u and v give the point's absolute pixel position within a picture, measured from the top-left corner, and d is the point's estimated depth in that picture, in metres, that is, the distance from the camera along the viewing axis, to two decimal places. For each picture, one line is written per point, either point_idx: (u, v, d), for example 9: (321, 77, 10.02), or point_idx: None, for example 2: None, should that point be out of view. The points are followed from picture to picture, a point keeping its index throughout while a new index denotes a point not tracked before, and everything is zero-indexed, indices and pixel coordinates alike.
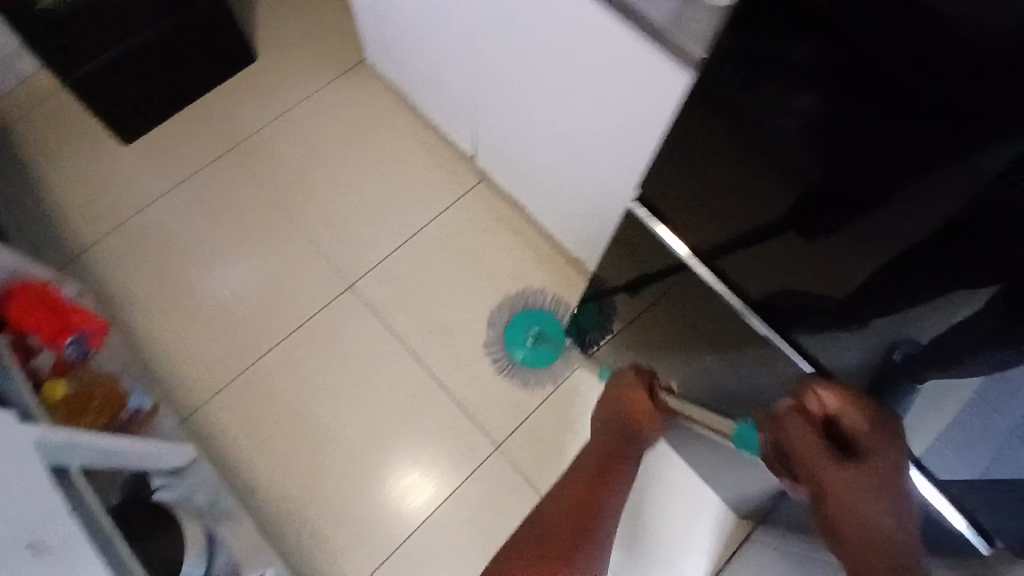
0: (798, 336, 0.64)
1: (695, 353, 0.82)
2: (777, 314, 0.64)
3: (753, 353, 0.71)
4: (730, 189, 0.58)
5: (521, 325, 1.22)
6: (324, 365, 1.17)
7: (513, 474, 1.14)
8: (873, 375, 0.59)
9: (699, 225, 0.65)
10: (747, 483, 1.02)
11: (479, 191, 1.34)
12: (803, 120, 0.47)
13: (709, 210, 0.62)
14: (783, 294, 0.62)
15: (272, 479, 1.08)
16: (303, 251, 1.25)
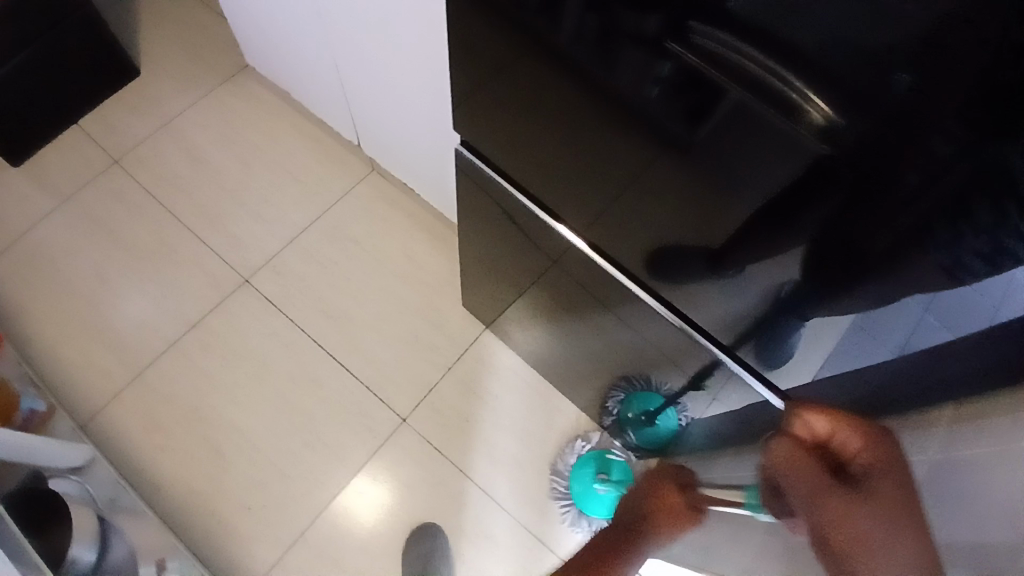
0: (686, 290, 0.66)
1: (570, 298, 0.93)
2: (663, 269, 0.67)
3: (631, 309, 0.79)
4: (604, 158, 0.60)
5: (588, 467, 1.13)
6: (226, 361, 1.19)
7: (422, 445, 1.18)
8: (744, 328, 0.63)
9: (583, 194, 0.68)
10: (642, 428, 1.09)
11: (371, 179, 1.37)
12: (663, 88, 0.47)
13: (591, 179, 0.65)
14: (664, 252, 0.64)
15: (179, 475, 1.10)
16: (199, 252, 1.27)
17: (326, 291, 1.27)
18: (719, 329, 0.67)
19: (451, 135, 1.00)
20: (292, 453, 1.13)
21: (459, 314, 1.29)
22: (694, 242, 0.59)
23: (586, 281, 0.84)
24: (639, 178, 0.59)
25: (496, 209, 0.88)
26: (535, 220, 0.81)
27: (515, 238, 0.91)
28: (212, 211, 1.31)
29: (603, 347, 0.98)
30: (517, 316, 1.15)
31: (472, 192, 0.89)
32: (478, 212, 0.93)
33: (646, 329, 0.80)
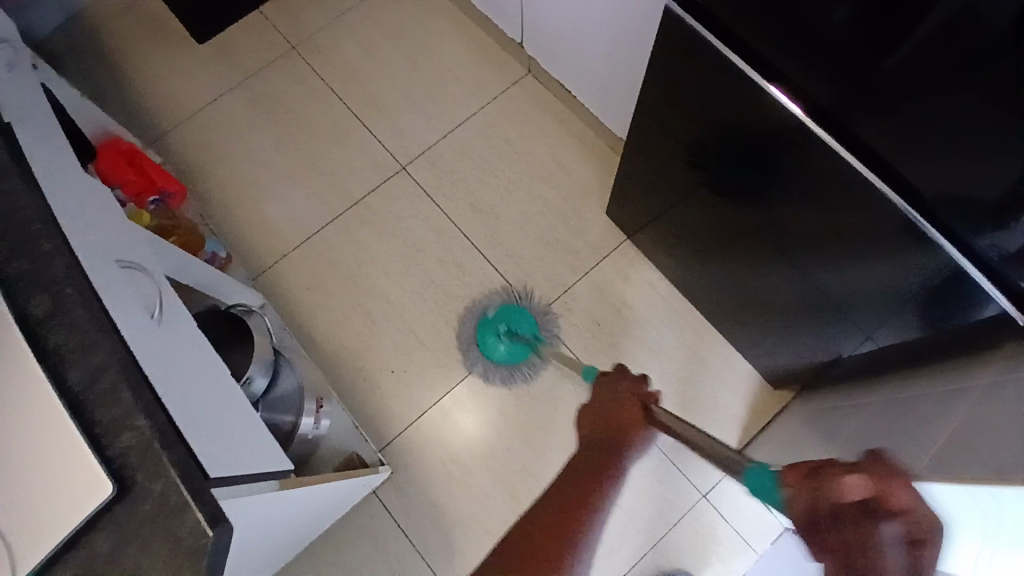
0: (948, 205, 0.64)
1: (761, 208, 0.88)
2: (911, 182, 0.66)
3: (885, 247, 0.72)
4: (819, 65, 0.65)
5: (501, 317, 1.18)
6: (378, 239, 1.28)
7: (551, 339, 1.22)
8: (1015, 240, 0.60)
9: (816, 98, 0.68)
10: (795, 354, 1.07)
11: (525, 82, 1.37)
12: (858, 2, 0.58)
13: (815, 86, 0.67)
14: (919, 159, 0.63)
15: (332, 332, 1.21)
16: (362, 137, 1.35)
17: (475, 186, 1.31)
18: (995, 240, 0.62)
19: (629, 18, 0.97)
20: (433, 330, 1.22)
21: (600, 221, 1.28)
22: (957, 145, 0.58)
23: (803, 195, 0.78)
24: (857, 83, 0.62)
25: (694, 101, 0.83)
26: (759, 116, 0.75)
27: (710, 133, 0.86)
28: (376, 100, 1.38)
29: (797, 280, 0.92)
30: (670, 237, 1.15)
31: (664, 83, 0.86)
32: (659, 101, 0.90)
33: (892, 267, 0.74)
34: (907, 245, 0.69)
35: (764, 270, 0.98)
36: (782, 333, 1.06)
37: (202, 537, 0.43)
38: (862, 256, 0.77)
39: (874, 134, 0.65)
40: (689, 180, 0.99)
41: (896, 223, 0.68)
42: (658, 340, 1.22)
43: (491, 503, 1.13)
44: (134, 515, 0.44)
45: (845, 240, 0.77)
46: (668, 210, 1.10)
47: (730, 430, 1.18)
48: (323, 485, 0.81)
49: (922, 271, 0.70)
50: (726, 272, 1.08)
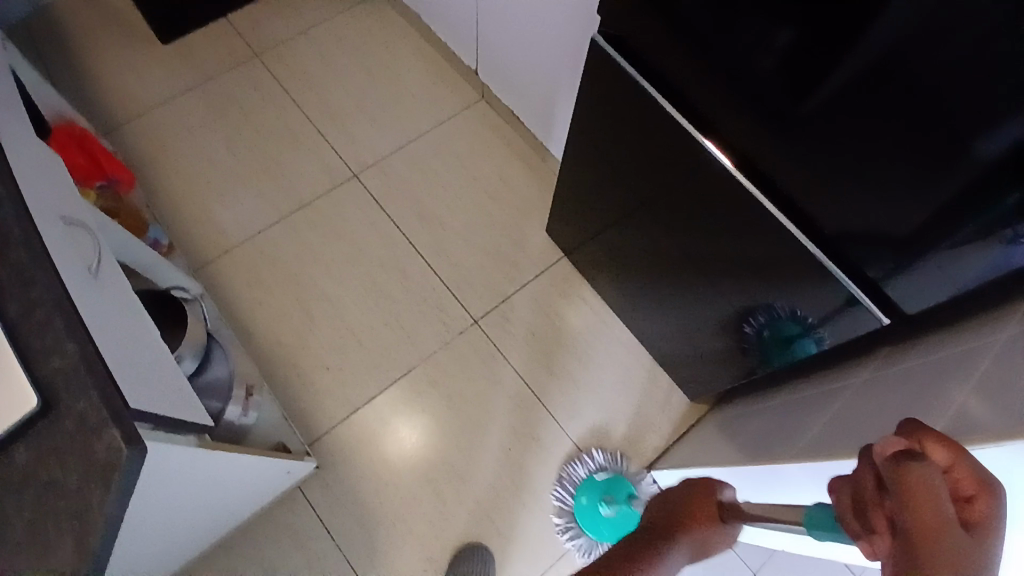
0: (846, 244, 0.73)
1: (681, 233, 0.98)
2: (812, 219, 0.74)
3: (788, 279, 0.82)
4: (740, 115, 0.74)
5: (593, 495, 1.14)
6: (325, 241, 1.32)
7: (487, 346, 1.27)
8: (897, 275, 0.70)
9: (733, 137, 0.78)
10: (709, 369, 1.15)
11: (478, 106, 1.46)
12: (780, 53, 0.64)
13: (736, 130, 0.76)
14: (820, 204, 0.72)
15: (271, 326, 1.23)
16: (318, 145, 1.40)
17: (424, 197, 1.37)
18: (881, 275, 0.71)
19: (571, 52, 1.07)
20: (373, 330, 1.25)
21: (540, 239, 1.36)
22: (853, 194, 0.67)
23: (724, 229, 0.87)
24: (774, 135, 0.71)
25: (623, 131, 0.93)
26: (678, 147, 0.85)
27: (644, 165, 0.95)
28: (334, 111, 1.44)
29: (709, 298, 1.02)
30: (602, 256, 1.24)
31: (597, 115, 0.96)
32: (594, 126, 0.99)
33: (793, 296, 0.84)
34: (809, 279, 0.79)
35: (683, 287, 1.07)
36: (698, 348, 1.14)
37: (116, 453, 0.45)
38: (768, 285, 0.87)
39: (776, 166, 0.74)
40: (622, 208, 1.08)
41: (802, 260, 0.78)
42: (588, 352, 1.29)
43: (418, 502, 1.15)
44: (56, 431, 0.46)
45: (758, 275, 0.87)
46: (600, 230, 1.19)
47: (649, 440, 1.24)
48: (242, 461, 0.83)
49: (825, 303, 0.80)
50: (651, 289, 1.16)
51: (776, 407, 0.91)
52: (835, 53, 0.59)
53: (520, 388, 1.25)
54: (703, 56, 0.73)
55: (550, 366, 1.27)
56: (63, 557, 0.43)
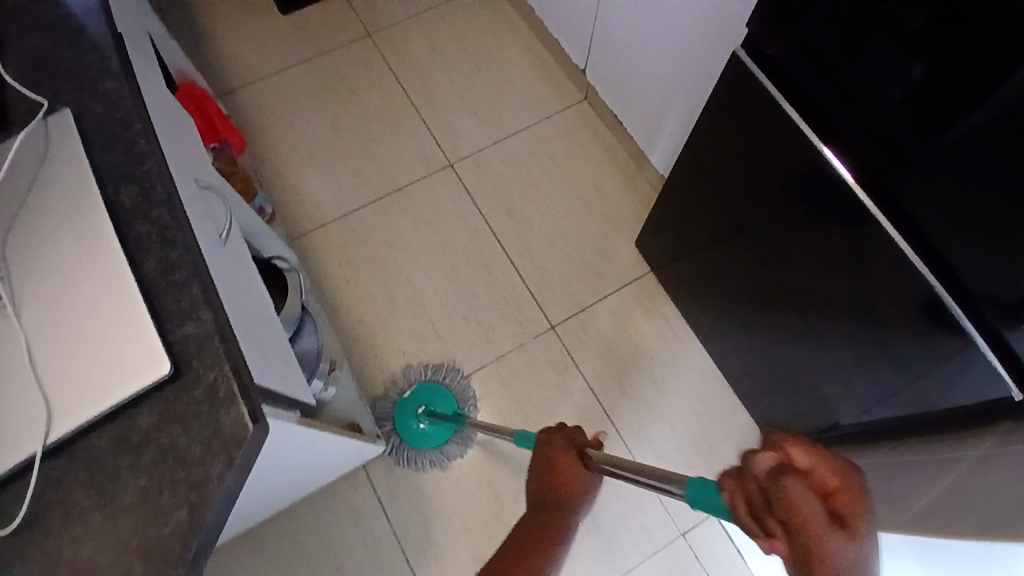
0: (977, 290, 0.65)
1: (786, 261, 0.91)
2: (941, 255, 0.68)
3: (904, 325, 0.75)
4: (867, 140, 0.69)
5: (412, 403, 1.16)
6: (413, 226, 1.33)
7: (561, 353, 1.25)
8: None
9: (856, 161, 0.72)
10: (795, 411, 1.09)
11: (580, 107, 1.43)
12: (911, 87, 0.61)
13: (862, 153, 0.71)
14: (954, 240, 0.65)
15: (353, 304, 1.25)
16: (416, 130, 1.41)
17: (514, 194, 1.36)
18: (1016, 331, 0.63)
19: (694, 62, 1.03)
20: (449, 321, 1.26)
21: (628, 250, 1.32)
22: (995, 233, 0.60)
23: (835, 259, 0.81)
24: (905, 163, 0.66)
25: (748, 150, 0.87)
26: (808, 174, 0.78)
27: (750, 180, 0.89)
28: (436, 98, 1.44)
29: (807, 338, 0.95)
30: (691, 276, 1.19)
31: (721, 127, 0.89)
32: (713, 147, 0.93)
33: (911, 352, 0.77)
34: (926, 317, 0.71)
35: (778, 322, 1.01)
36: (786, 388, 1.08)
37: (242, 430, 0.45)
38: (880, 331, 0.80)
39: (909, 196, 0.68)
40: (726, 234, 1.02)
41: (923, 300, 0.70)
42: (663, 374, 1.25)
43: (475, 500, 1.14)
44: (182, 399, 0.47)
45: (873, 323, 0.80)
46: (693, 250, 1.14)
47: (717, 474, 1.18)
48: (322, 438, 0.83)
49: (942, 353, 0.71)
50: (744, 320, 1.10)
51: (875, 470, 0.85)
52: (982, 87, 0.55)
53: (589, 400, 1.22)
54: (827, 80, 0.70)
55: (622, 384, 1.24)
56: (177, 526, 0.43)
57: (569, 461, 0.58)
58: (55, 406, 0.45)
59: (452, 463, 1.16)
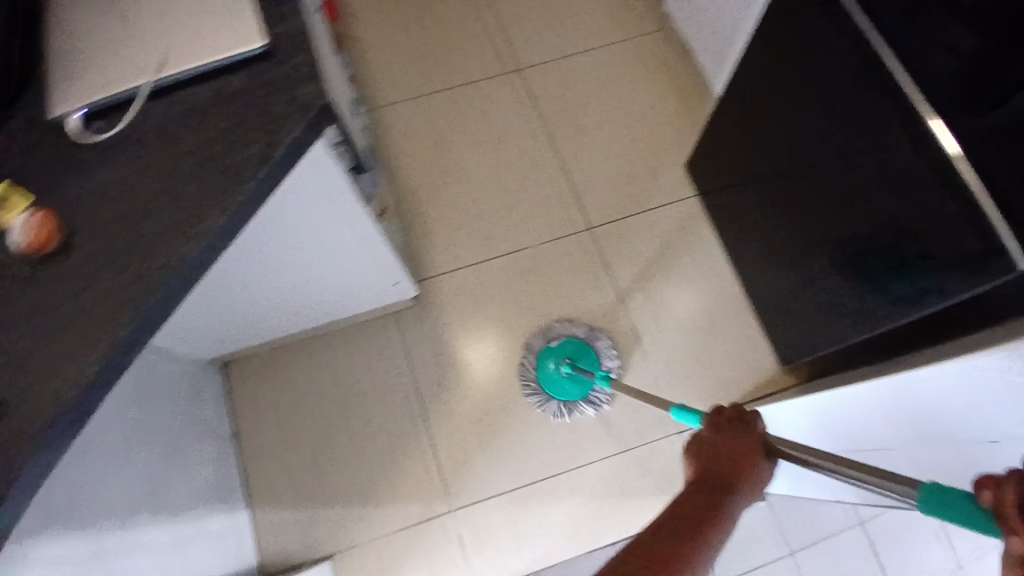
0: None
1: (830, 201, 0.87)
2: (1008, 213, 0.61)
3: (930, 263, 0.71)
4: (952, 88, 0.66)
5: (555, 354, 1.20)
6: (476, 117, 1.41)
7: (593, 252, 1.30)
8: None
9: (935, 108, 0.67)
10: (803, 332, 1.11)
11: (655, 35, 1.48)
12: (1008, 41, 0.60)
13: (944, 98, 0.66)
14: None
15: (411, 176, 1.36)
16: (496, 34, 1.49)
17: (577, 104, 1.42)
18: None
19: None
20: (493, 207, 1.34)
21: (677, 171, 1.36)
22: None
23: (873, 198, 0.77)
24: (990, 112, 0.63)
25: (827, 111, 0.81)
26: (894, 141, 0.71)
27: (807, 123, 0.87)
28: (519, 9, 1.52)
29: (815, 245, 0.96)
30: (727, 194, 1.22)
31: (802, 80, 0.85)
32: (757, 49, 0.94)
33: (905, 266, 0.76)
34: (973, 258, 0.65)
35: (795, 232, 1.01)
36: (795, 310, 1.11)
37: (314, 102, 0.54)
38: (881, 240, 0.79)
39: (987, 148, 0.63)
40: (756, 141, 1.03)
41: (971, 236, 0.64)
42: (688, 286, 1.28)
43: (488, 365, 1.23)
44: (268, 71, 0.55)
45: (881, 234, 0.78)
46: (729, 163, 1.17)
47: (723, 387, 1.21)
48: (372, 243, 0.91)
49: (958, 274, 0.68)
50: (768, 240, 1.12)
51: (865, 366, 0.85)
52: None
53: (612, 297, 1.27)
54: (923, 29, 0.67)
55: (650, 290, 1.27)
56: (250, 156, 0.52)
57: (746, 442, 0.59)
58: (168, 52, 0.54)
59: (472, 327, 1.25)
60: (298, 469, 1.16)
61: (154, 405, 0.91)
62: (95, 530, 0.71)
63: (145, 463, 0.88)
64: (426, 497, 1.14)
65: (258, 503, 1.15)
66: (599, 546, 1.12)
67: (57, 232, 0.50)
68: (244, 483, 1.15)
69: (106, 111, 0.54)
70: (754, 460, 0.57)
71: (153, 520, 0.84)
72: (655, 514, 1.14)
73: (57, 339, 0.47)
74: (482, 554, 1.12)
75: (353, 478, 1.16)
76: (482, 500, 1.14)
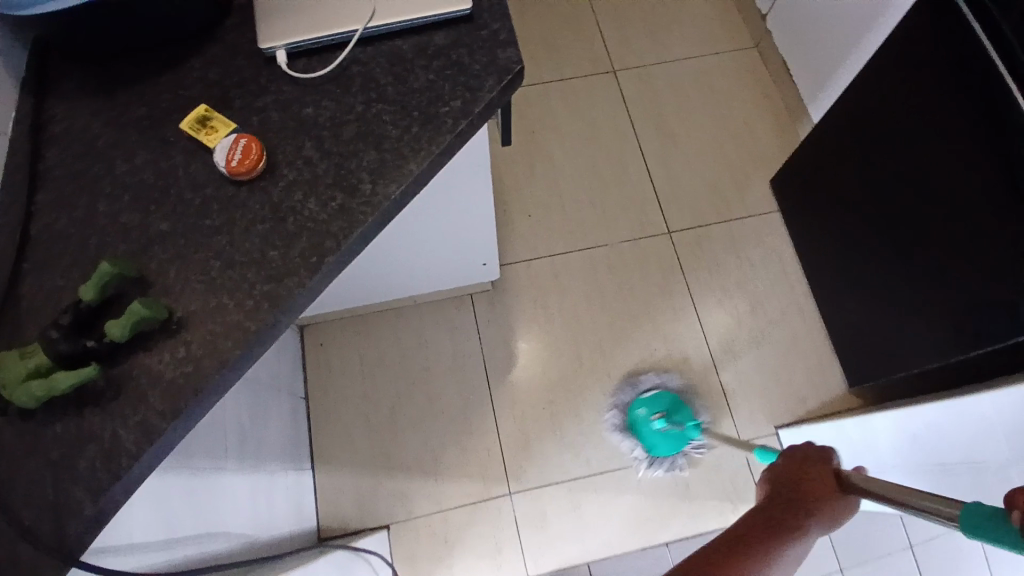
0: None
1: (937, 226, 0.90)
2: None
3: None
4: None
5: (651, 407, 1.16)
6: (567, 112, 1.43)
7: (671, 257, 1.31)
8: None
9: None
10: (875, 358, 1.11)
11: (750, 52, 1.50)
12: None
13: None
14: None
15: (497, 161, 1.37)
16: (592, 33, 1.51)
17: (667, 110, 1.44)
18: None
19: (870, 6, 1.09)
20: (576, 202, 1.35)
21: (760, 186, 1.37)
22: None
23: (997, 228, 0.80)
24: None
25: (957, 138, 0.84)
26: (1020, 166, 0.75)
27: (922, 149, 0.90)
28: (616, 11, 1.54)
29: (908, 269, 0.98)
30: (811, 214, 1.23)
31: (929, 106, 0.88)
32: (875, 74, 0.97)
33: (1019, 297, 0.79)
34: None
35: (885, 257, 1.03)
36: (870, 334, 1.11)
37: (513, 66, 0.55)
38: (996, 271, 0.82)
39: None
40: (856, 164, 1.05)
41: None
42: (761, 299, 1.28)
43: (557, 354, 1.23)
44: (470, 34, 0.57)
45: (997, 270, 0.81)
46: (814, 183, 1.19)
47: (790, 403, 1.22)
48: (487, 226, 0.92)
49: None
50: (850, 261, 1.13)
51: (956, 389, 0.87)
52: None
53: (687, 302, 1.28)
54: None
55: (725, 300, 1.28)
56: (450, 110, 0.54)
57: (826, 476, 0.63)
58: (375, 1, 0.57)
59: (546, 317, 1.26)
60: (363, 434, 1.17)
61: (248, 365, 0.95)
62: (194, 472, 0.73)
63: (241, 407, 0.91)
64: (486, 478, 1.15)
65: (321, 462, 1.15)
66: (655, 544, 1.13)
67: (262, 157, 0.52)
68: (311, 444, 1.16)
69: (312, 52, 0.57)
70: (833, 505, 0.61)
71: (239, 469, 0.86)
72: (714, 520, 1.14)
73: (264, 258, 0.50)
74: (537, 541, 1.12)
75: (417, 450, 1.16)
76: (542, 486, 1.14)
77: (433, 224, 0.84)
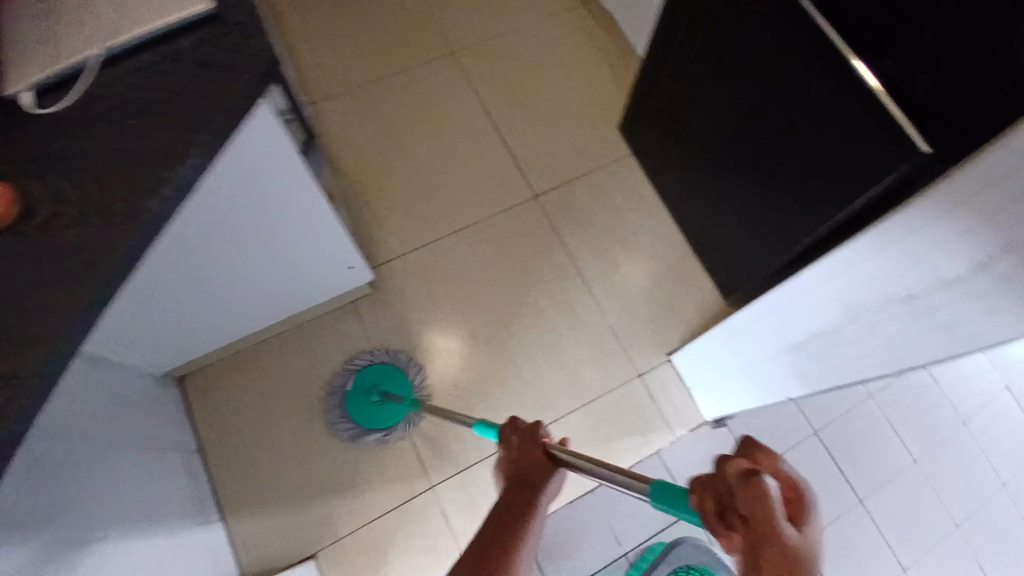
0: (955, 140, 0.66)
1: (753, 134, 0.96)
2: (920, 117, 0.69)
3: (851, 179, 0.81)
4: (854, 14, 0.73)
5: (369, 381, 1.15)
6: (411, 101, 1.42)
7: (541, 220, 1.33)
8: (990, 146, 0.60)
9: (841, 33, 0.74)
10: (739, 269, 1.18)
11: (576, 10, 1.54)
12: None
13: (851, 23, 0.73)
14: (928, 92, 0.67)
15: (351, 164, 1.34)
16: (421, 18, 1.50)
17: (509, 80, 1.45)
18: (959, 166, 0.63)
19: None
20: (438, 187, 1.34)
21: (611, 134, 1.41)
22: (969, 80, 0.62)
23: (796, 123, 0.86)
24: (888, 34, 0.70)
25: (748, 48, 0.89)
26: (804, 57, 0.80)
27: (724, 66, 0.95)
28: None
29: (741, 180, 1.04)
30: (658, 149, 1.28)
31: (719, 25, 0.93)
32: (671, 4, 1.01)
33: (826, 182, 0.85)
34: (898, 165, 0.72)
35: (722, 173, 1.09)
36: (730, 248, 1.18)
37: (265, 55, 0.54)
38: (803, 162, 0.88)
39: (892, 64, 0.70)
40: (679, 94, 1.11)
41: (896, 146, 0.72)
42: (633, 239, 1.33)
43: (450, 340, 1.23)
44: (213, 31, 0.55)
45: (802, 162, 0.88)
46: (653, 119, 1.25)
47: (679, 331, 1.27)
48: (332, 228, 0.91)
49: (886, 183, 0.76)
50: (699, 185, 1.19)
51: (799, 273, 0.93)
52: None
53: (566, 259, 1.30)
54: None
55: (600, 250, 1.32)
56: (203, 111, 0.52)
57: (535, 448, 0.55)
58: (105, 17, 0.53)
59: (431, 306, 1.25)
60: (269, 470, 1.12)
61: (116, 423, 0.87)
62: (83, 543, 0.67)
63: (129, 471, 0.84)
64: (406, 478, 1.13)
65: (231, 509, 1.10)
66: (583, 494, 1.15)
67: (13, 204, 0.48)
68: (215, 494, 1.10)
69: (52, 86, 0.54)
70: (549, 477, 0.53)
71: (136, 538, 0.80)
72: (630, 455, 1.18)
73: (27, 304, 0.47)
74: (470, 524, 1.12)
75: (329, 470, 1.13)
76: (462, 472, 1.14)
77: (265, 237, 0.81)
